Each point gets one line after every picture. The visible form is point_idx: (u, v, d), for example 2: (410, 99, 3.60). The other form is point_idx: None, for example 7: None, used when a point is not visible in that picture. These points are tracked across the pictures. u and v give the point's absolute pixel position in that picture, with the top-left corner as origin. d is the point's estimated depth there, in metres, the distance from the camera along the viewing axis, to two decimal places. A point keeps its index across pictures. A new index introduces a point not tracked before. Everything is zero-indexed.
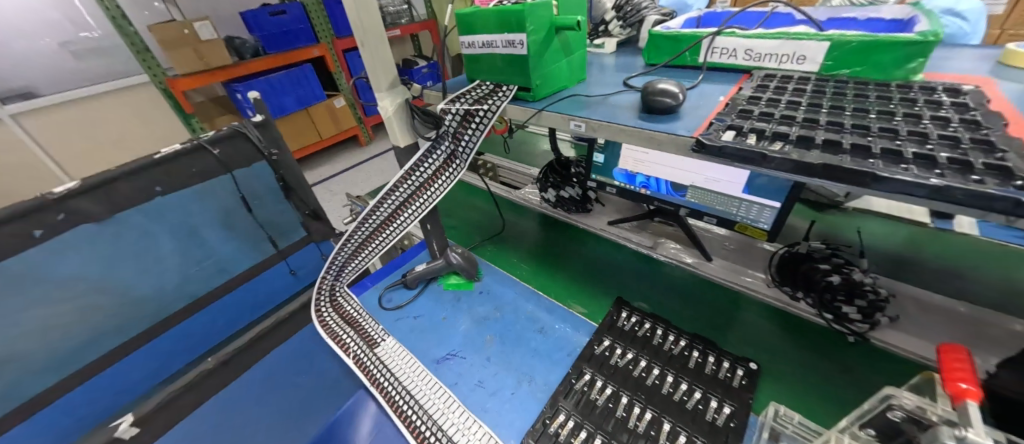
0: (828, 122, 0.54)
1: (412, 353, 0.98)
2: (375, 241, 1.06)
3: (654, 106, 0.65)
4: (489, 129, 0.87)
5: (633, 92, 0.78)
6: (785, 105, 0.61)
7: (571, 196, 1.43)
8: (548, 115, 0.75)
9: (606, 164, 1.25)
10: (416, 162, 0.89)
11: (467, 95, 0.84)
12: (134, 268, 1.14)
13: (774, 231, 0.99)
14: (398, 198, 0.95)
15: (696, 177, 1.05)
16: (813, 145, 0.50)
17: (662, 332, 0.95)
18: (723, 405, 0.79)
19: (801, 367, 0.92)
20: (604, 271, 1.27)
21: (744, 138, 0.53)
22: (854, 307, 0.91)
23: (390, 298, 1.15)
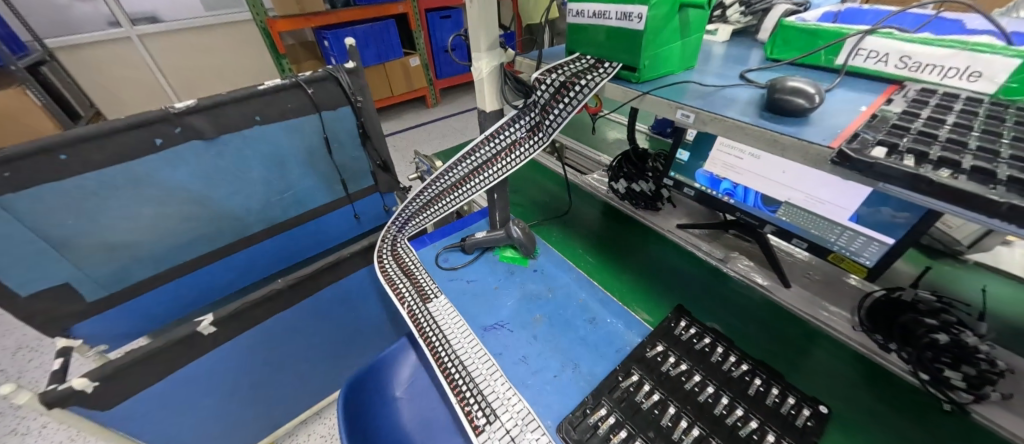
0: (1012, 156, 0.45)
1: (463, 314, 1.00)
2: (444, 200, 1.09)
3: (782, 105, 0.57)
4: (579, 108, 0.81)
5: (752, 86, 0.69)
6: (953, 128, 0.51)
7: (643, 191, 1.38)
8: (652, 100, 0.69)
9: (689, 163, 1.15)
10: (499, 128, 0.89)
11: (565, 67, 0.80)
12: (228, 187, 1.26)
13: (877, 269, 0.90)
14: (474, 161, 0.97)
15: (795, 194, 0.92)
16: (993, 181, 0.42)
17: (722, 350, 0.89)
18: (780, 441, 0.73)
19: (877, 423, 0.83)
20: (665, 275, 1.21)
21: (899, 158, 0.46)
22: (960, 374, 0.79)
23: (447, 258, 1.17)
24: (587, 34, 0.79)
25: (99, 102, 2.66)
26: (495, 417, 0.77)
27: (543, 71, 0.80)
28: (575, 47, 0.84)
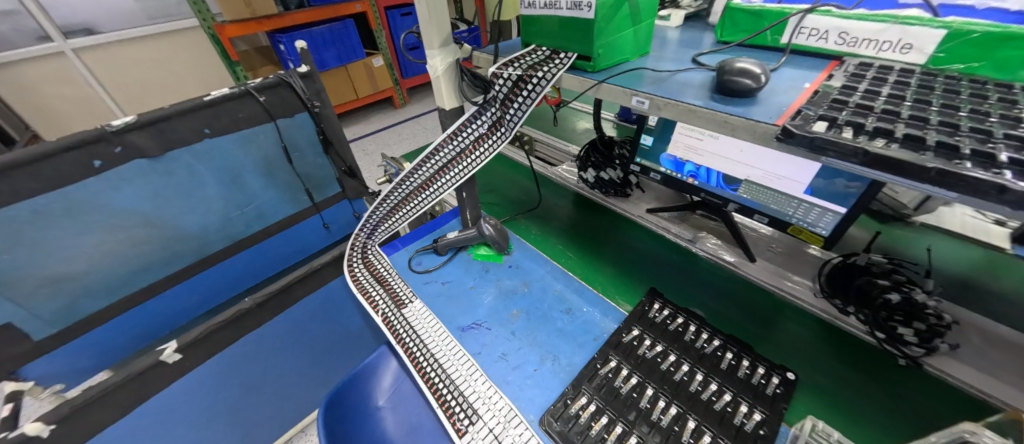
0: (939, 122, 0.47)
1: (438, 317, 0.98)
2: (414, 201, 1.07)
3: (730, 87, 0.58)
4: (538, 100, 0.80)
5: (703, 70, 0.70)
6: (886, 99, 0.53)
7: (612, 179, 1.37)
8: (608, 88, 0.69)
9: (653, 148, 1.17)
10: (461, 125, 0.88)
11: (521, 60, 0.79)
12: (181, 205, 1.19)
13: (833, 237, 0.94)
14: (439, 161, 0.95)
15: (754, 172, 0.97)
16: (923, 148, 0.44)
17: (694, 328, 0.92)
18: (753, 410, 0.76)
19: (841, 384, 0.87)
20: (637, 260, 1.23)
21: (838, 130, 0.47)
22: (911, 330, 0.84)
23: (420, 261, 1.15)
24: (541, 25, 0.79)
25: (34, 124, 2.46)
26: (477, 418, 0.77)
27: (499, 65, 0.79)
28: (530, 39, 0.84)
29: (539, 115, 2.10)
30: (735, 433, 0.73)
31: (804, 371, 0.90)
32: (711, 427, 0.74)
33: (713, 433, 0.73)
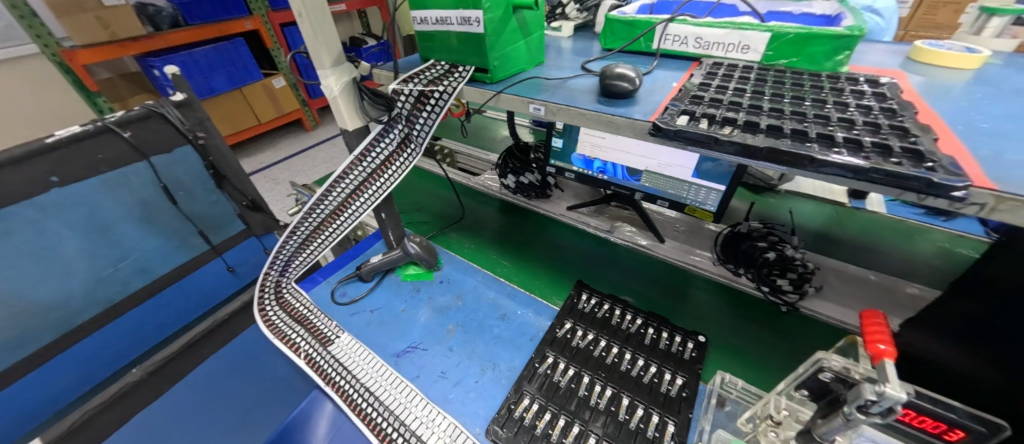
0: (770, 109, 0.56)
1: (370, 348, 0.93)
2: (326, 229, 0.98)
3: (613, 90, 0.65)
4: (444, 113, 0.80)
5: (590, 76, 0.77)
6: (734, 92, 0.62)
7: (531, 182, 1.43)
8: (506, 98, 0.72)
9: (564, 149, 1.25)
10: (369, 145, 0.84)
11: (420, 75, 0.78)
12: (28, 272, 0.98)
13: (719, 212, 1.05)
14: (350, 184, 0.89)
15: (650, 163, 1.05)
16: (757, 130, 0.51)
17: (619, 311, 0.99)
18: (676, 376, 0.84)
19: (743, 338, 0.99)
20: (565, 257, 1.29)
21: (696, 122, 0.54)
22: (787, 280, 1.01)
23: (344, 292, 1.08)
24: (436, 40, 0.79)
25: None
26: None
27: (399, 81, 0.76)
28: (428, 53, 0.84)
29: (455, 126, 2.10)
30: (664, 400, 0.80)
31: (714, 332, 1.02)
32: (643, 401, 0.80)
33: (645, 405, 0.79)
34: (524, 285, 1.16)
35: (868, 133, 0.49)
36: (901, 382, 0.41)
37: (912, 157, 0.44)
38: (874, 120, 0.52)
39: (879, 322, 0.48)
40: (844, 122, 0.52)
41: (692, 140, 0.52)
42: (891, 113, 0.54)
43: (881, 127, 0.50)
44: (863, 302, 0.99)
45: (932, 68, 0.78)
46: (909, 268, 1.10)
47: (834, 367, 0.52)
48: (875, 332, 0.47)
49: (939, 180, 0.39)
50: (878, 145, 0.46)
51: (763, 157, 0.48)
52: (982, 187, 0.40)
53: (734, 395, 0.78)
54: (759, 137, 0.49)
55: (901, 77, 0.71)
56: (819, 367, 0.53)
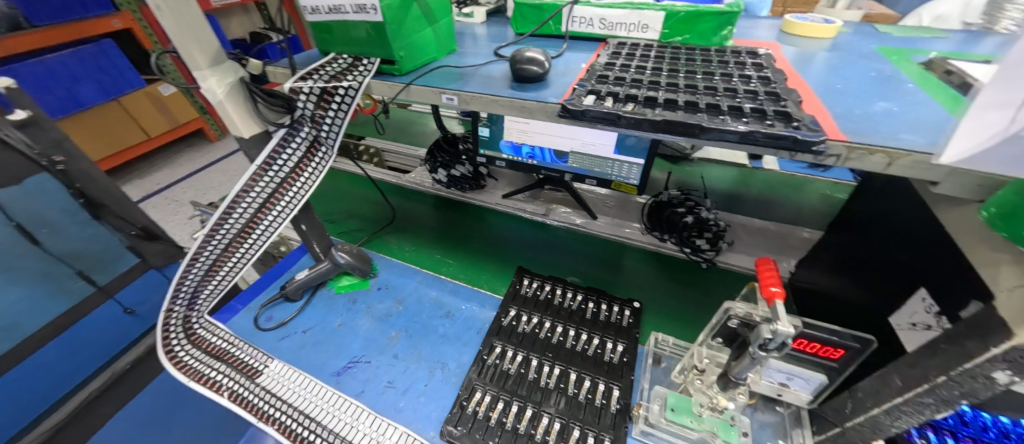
0: (668, 83, 0.60)
1: (306, 371, 0.86)
2: (236, 251, 0.84)
3: (524, 74, 0.65)
4: (351, 110, 0.77)
5: (502, 61, 0.76)
6: (637, 70, 0.66)
7: (464, 175, 1.42)
8: (417, 90, 0.69)
9: (492, 137, 1.23)
10: (273, 151, 0.74)
11: (321, 69, 0.72)
12: None
13: (641, 185, 1.10)
14: (257, 198, 0.77)
15: (575, 143, 1.11)
16: (655, 105, 0.54)
17: (560, 291, 1.02)
18: (617, 344, 0.89)
19: (673, 298, 1.07)
20: (505, 245, 1.28)
21: (602, 101, 0.56)
22: (704, 239, 1.11)
23: (270, 316, 0.98)
24: (333, 31, 0.73)
25: None
26: None
27: (296, 79, 0.69)
28: (327, 47, 0.77)
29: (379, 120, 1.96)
30: (607, 368, 0.84)
31: (652, 298, 1.07)
32: (590, 373, 0.83)
33: (593, 376, 0.82)
34: (473, 282, 1.14)
35: (749, 100, 0.55)
36: (788, 318, 0.48)
37: (783, 118, 0.49)
38: (753, 88, 0.58)
39: (770, 267, 0.54)
40: (729, 92, 0.57)
41: (599, 120, 0.53)
42: (767, 81, 0.61)
43: (758, 94, 0.56)
44: (766, 251, 1.12)
45: (800, 39, 0.89)
46: (800, 215, 1.26)
47: (739, 313, 0.59)
48: (767, 277, 0.53)
49: (803, 137, 0.45)
50: (756, 110, 0.51)
51: (664, 130, 0.51)
52: (836, 140, 0.46)
53: (668, 351, 0.86)
54: (659, 112, 0.52)
55: (776, 48, 0.80)
56: (728, 315, 0.60)
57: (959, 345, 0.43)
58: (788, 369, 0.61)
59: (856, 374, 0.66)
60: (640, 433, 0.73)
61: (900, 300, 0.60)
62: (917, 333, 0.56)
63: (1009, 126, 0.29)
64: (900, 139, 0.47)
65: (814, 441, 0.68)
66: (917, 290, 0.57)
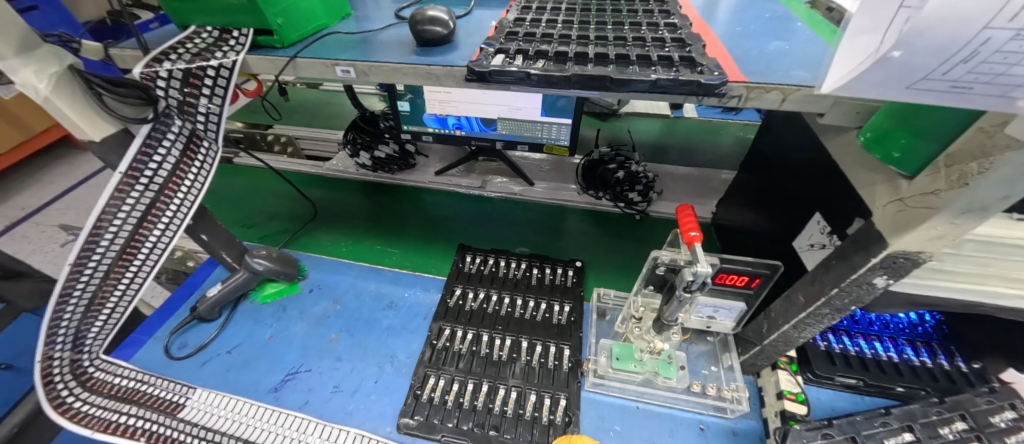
0: (578, 37, 0.58)
1: (239, 394, 0.78)
2: (120, 279, 0.71)
3: (426, 36, 0.59)
4: (228, 93, 0.66)
5: (403, 24, 0.69)
6: (548, 24, 0.62)
7: (390, 155, 1.29)
8: (305, 64, 0.60)
9: (413, 112, 1.10)
10: (140, 152, 0.62)
11: (180, 47, 0.61)
12: None
13: (573, 145, 1.07)
14: (134, 212, 0.65)
15: (501, 108, 1.03)
16: (566, 60, 0.52)
17: (503, 262, 1.01)
18: (564, 305, 0.91)
19: (613, 252, 1.10)
20: (446, 224, 1.21)
21: (511, 60, 0.52)
22: (636, 192, 1.16)
23: (184, 342, 0.86)
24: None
25: None
26: None
27: (146, 63, 0.57)
28: (185, 19, 0.64)
29: (295, 104, 1.70)
30: (557, 330, 0.86)
31: (598, 259, 1.08)
32: (541, 338, 0.84)
33: (544, 341, 0.84)
34: (418, 270, 1.05)
35: (657, 48, 0.54)
36: (705, 260, 0.52)
37: (687, 64, 0.50)
38: (659, 35, 0.58)
39: (689, 212, 0.56)
40: (639, 41, 0.56)
41: (511, 81, 0.50)
42: (673, 28, 0.61)
43: (665, 41, 0.56)
44: (691, 196, 1.20)
45: None
46: (717, 159, 1.35)
47: (665, 260, 0.62)
48: (686, 222, 0.55)
49: (705, 80, 0.45)
50: (663, 58, 0.51)
51: (577, 85, 0.49)
52: (737, 81, 0.48)
53: (611, 304, 0.90)
54: (570, 67, 0.50)
55: None
56: (655, 263, 0.63)
57: (846, 259, 0.49)
58: (713, 302, 0.66)
59: (769, 297, 0.73)
60: (593, 386, 0.77)
61: (800, 225, 0.66)
62: (815, 253, 0.62)
63: (881, 46, 0.25)
64: (792, 75, 0.49)
65: (740, 361, 0.75)
66: (813, 214, 0.63)
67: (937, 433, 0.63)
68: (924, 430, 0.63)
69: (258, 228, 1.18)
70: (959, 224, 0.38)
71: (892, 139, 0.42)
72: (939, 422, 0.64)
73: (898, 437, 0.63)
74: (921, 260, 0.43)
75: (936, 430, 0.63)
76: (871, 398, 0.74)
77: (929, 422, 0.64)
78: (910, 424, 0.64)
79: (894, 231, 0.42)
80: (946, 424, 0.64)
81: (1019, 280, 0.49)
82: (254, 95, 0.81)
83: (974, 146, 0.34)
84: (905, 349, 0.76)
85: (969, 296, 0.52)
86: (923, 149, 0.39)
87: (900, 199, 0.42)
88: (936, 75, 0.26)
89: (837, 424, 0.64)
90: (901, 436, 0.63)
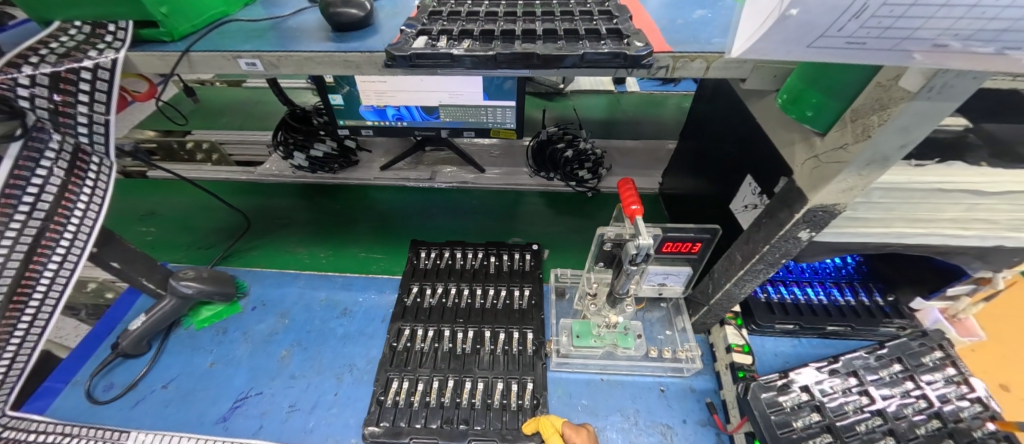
0: (505, 14, 0.55)
1: (182, 430, 0.71)
2: (17, 323, 0.60)
3: (340, 20, 0.54)
4: (112, 98, 0.57)
5: (317, 9, 0.63)
6: (476, 2, 0.59)
7: (329, 153, 1.19)
8: (201, 59, 0.53)
9: (347, 105, 1.01)
10: (13, 176, 0.53)
11: (42, 48, 0.52)
12: None
13: (520, 127, 1.03)
14: (20, 244, 0.56)
15: (442, 95, 0.96)
16: (493, 38, 0.49)
17: (458, 254, 0.99)
18: (523, 289, 0.91)
19: (568, 230, 1.11)
20: (394, 221, 1.16)
21: (433, 42, 0.49)
22: (586, 170, 1.17)
23: (111, 383, 0.77)
24: None
25: None
26: None
27: None
28: (45, 15, 0.55)
29: (220, 106, 1.54)
30: (519, 315, 0.86)
31: (555, 240, 1.08)
32: (503, 325, 0.84)
33: (506, 327, 0.84)
34: (369, 271, 1.01)
35: (586, 22, 0.53)
36: (646, 233, 0.54)
37: (615, 37, 0.49)
38: (587, 8, 0.57)
39: (630, 187, 0.57)
40: (567, 15, 0.55)
41: (435, 64, 0.47)
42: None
43: (593, 14, 0.55)
44: (638, 168, 1.23)
45: None
46: (661, 131, 1.40)
47: (611, 236, 0.63)
48: (628, 196, 0.56)
49: (633, 52, 0.45)
50: (591, 31, 0.50)
51: (504, 64, 0.47)
52: (663, 52, 0.48)
53: (569, 282, 0.91)
54: (496, 46, 0.47)
55: None
56: (603, 239, 0.63)
57: (774, 217, 0.52)
58: (662, 270, 0.68)
59: (712, 258, 0.77)
60: (557, 365, 0.78)
61: (734, 187, 0.70)
62: (749, 213, 0.66)
63: (781, 4, 0.25)
64: (713, 43, 0.50)
65: (692, 322, 0.79)
66: (744, 177, 0.66)
67: (875, 375, 0.69)
68: (866, 374, 0.69)
69: (192, 246, 1.07)
70: (865, 175, 0.41)
71: (807, 98, 0.44)
72: (878, 366, 0.70)
73: (844, 383, 0.68)
74: (836, 211, 0.46)
75: (875, 372, 0.69)
76: (806, 338, 0.81)
77: (869, 367, 0.70)
78: (854, 370, 0.69)
79: (811, 186, 0.45)
80: (884, 366, 0.70)
81: (918, 220, 0.55)
82: (145, 98, 0.71)
83: (873, 101, 0.36)
84: (832, 291, 0.84)
85: (879, 238, 0.57)
86: (831, 107, 0.42)
87: (816, 156, 0.44)
88: (833, 32, 0.26)
89: (792, 375, 0.68)
90: (846, 381, 0.68)
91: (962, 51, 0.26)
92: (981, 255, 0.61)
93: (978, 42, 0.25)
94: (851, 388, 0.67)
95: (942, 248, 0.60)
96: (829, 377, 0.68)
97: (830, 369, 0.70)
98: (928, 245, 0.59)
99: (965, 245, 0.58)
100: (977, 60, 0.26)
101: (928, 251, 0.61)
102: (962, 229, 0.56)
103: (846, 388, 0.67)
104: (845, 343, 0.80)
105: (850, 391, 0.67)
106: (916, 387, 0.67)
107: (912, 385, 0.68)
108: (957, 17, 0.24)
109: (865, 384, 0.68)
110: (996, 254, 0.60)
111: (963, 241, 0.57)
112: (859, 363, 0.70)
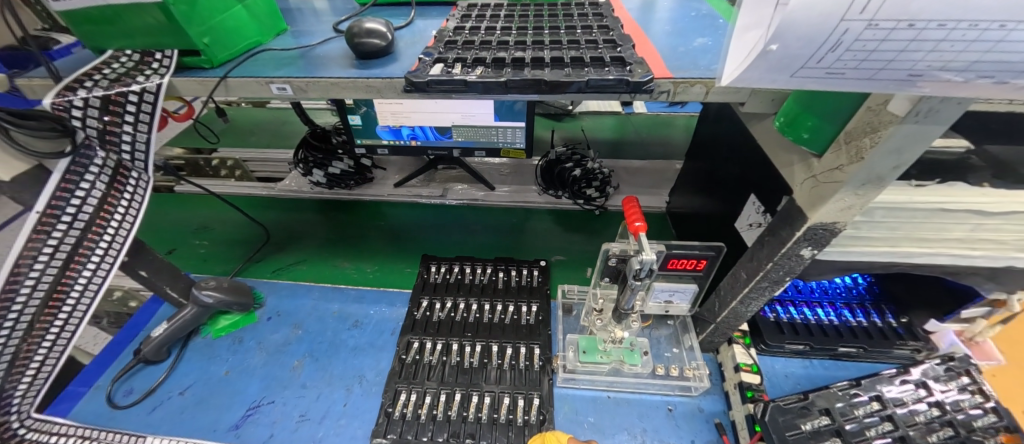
0: (516, 43, 0.59)
1: (195, 437, 0.73)
2: (49, 326, 0.64)
3: (363, 49, 0.59)
4: (154, 119, 0.62)
5: (342, 38, 0.68)
6: (490, 31, 0.64)
7: (346, 171, 1.23)
8: (235, 83, 0.58)
9: (365, 125, 1.06)
10: (60, 188, 0.58)
11: (98, 73, 0.58)
12: None
13: (529, 147, 1.06)
14: (59, 252, 0.60)
15: (454, 116, 1.01)
16: (504, 65, 0.53)
17: (468, 269, 1.01)
18: (531, 305, 0.92)
19: (576, 247, 1.13)
20: (407, 236, 1.19)
21: (449, 69, 0.53)
22: (594, 189, 1.19)
23: (130, 388, 0.80)
24: (97, 21, 0.57)
25: None
26: None
27: (58, 92, 0.54)
28: (99, 44, 0.61)
29: (246, 126, 1.62)
30: (526, 331, 0.87)
31: (563, 257, 1.09)
32: (510, 340, 0.85)
33: (514, 343, 0.84)
34: (382, 285, 1.03)
35: (591, 50, 0.57)
36: (650, 249, 0.55)
37: (619, 64, 0.52)
38: (593, 37, 0.60)
39: (634, 205, 0.59)
40: (574, 43, 0.59)
41: (449, 89, 0.51)
42: (606, 29, 0.63)
43: (599, 42, 0.58)
44: (645, 187, 1.25)
45: None
46: (668, 151, 1.42)
47: (616, 252, 0.66)
48: (632, 214, 0.58)
49: (636, 78, 0.48)
50: (596, 59, 0.53)
51: (514, 90, 0.50)
52: (664, 78, 0.51)
53: (576, 299, 0.92)
54: (507, 72, 0.51)
55: None
56: (608, 254, 0.66)
57: (776, 235, 0.53)
58: (667, 287, 0.69)
59: (718, 276, 0.78)
60: (564, 381, 0.78)
61: (739, 206, 0.71)
62: (753, 232, 0.67)
63: (763, 40, 0.28)
64: (712, 70, 0.53)
65: (699, 340, 0.79)
66: (749, 196, 0.67)
67: (893, 399, 0.68)
68: (888, 397, 0.68)
69: (213, 257, 1.12)
70: (862, 194, 0.42)
71: (802, 121, 0.45)
72: (899, 390, 0.69)
73: (866, 406, 0.67)
74: (837, 230, 0.47)
75: (892, 396, 0.68)
76: (817, 359, 0.80)
77: (894, 392, 0.68)
78: (878, 394, 0.68)
79: (810, 205, 0.46)
80: (907, 391, 0.68)
81: (924, 240, 0.55)
82: (181, 118, 0.76)
83: (864, 124, 0.38)
84: (843, 312, 0.83)
85: (886, 257, 0.58)
86: (826, 130, 0.43)
87: (814, 176, 0.46)
88: (813, 63, 0.29)
89: (812, 398, 0.67)
90: (870, 406, 0.67)
91: (939, 79, 0.28)
92: (992, 276, 0.60)
93: (952, 71, 0.27)
94: (875, 412, 0.66)
95: (950, 269, 0.60)
96: (846, 399, 0.67)
97: (852, 391, 0.68)
98: (935, 265, 0.59)
99: (974, 265, 0.58)
100: (955, 87, 0.28)
101: (936, 271, 0.61)
102: (970, 250, 0.56)
103: (869, 412, 0.66)
104: (858, 366, 0.79)
105: (873, 415, 0.66)
106: (942, 413, 0.66)
107: (939, 412, 0.66)
108: (927, 50, 0.26)
109: (889, 408, 0.66)
110: (1007, 275, 0.60)
111: (972, 262, 0.57)
112: (875, 384, 0.69)
